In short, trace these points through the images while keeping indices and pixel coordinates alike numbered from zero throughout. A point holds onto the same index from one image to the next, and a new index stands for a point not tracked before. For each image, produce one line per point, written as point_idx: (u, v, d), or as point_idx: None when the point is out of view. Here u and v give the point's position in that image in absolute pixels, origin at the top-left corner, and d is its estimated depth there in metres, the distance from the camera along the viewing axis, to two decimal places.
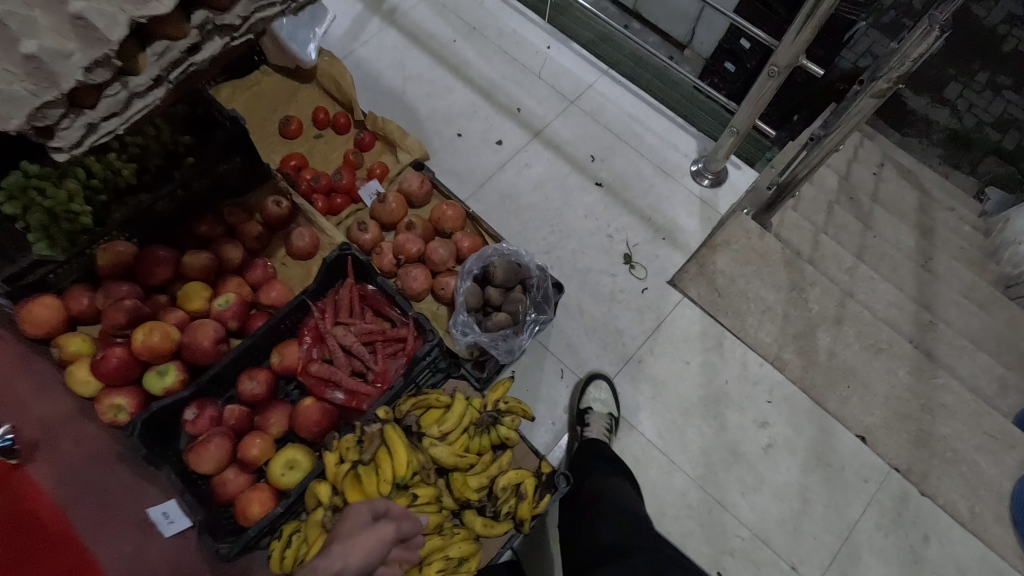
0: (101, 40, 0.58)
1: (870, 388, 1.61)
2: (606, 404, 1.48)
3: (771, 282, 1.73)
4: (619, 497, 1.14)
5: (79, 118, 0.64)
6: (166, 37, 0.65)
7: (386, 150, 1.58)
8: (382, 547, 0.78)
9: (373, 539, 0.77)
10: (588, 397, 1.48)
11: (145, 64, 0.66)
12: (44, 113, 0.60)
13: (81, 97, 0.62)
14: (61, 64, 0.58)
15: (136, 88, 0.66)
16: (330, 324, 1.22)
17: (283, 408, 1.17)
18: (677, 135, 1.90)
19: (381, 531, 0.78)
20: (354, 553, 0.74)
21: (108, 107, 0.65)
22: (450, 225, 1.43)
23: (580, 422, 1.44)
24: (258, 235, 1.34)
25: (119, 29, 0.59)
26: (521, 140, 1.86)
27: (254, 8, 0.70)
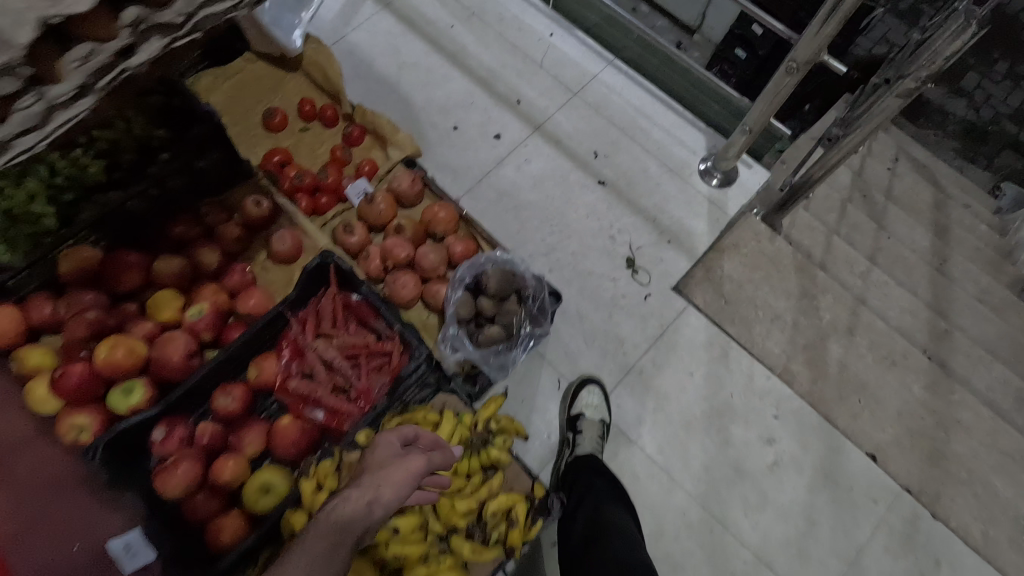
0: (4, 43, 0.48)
1: (882, 403, 1.54)
2: (599, 410, 1.42)
3: (781, 289, 1.64)
4: (623, 534, 1.03)
5: None
6: (91, 38, 0.57)
7: (376, 146, 1.49)
8: (413, 478, 0.79)
9: (404, 470, 0.78)
10: (579, 402, 1.43)
11: (66, 71, 0.57)
12: None
13: None
14: None
15: (55, 98, 0.57)
16: (311, 337, 1.15)
17: (258, 426, 1.10)
18: (685, 130, 1.80)
19: (412, 464, 0.80)
20: (387, 486, 0.75)
21: (21, 121, 0.56)
22: (442, 228, 1.35)
23: (572, 430, 1.39)
24: (237, 238, 1.25)
25: (27, 30, 0.49)
26: (521, 134, 1.76)
27: (197, 5, 0.63)
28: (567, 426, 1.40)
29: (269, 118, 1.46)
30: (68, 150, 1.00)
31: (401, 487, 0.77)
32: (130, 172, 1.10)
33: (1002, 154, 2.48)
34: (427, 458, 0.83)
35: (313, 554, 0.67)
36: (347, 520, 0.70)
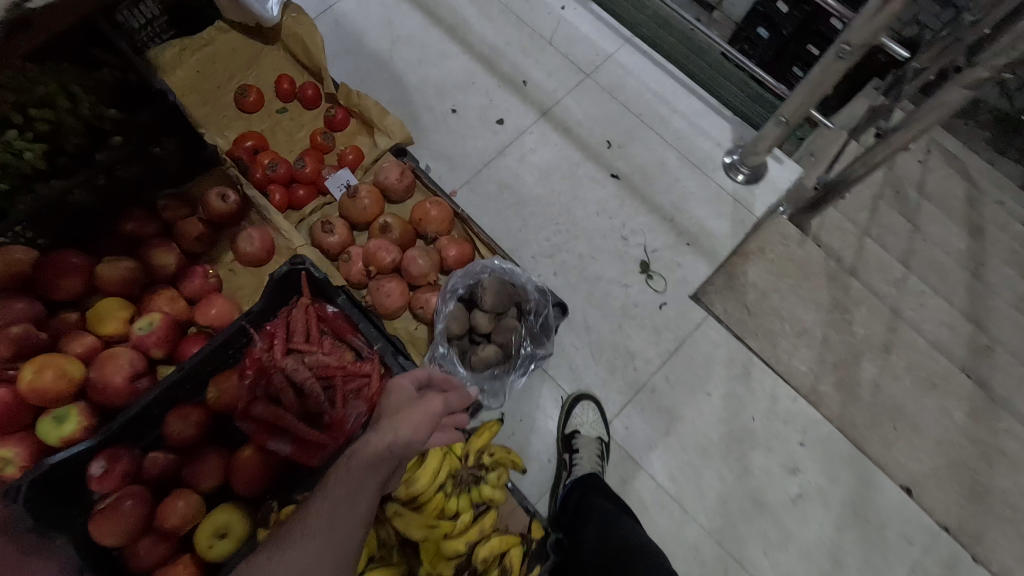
0: None
1: (919, 430, 1.39)
2: (594, 428, 1.31)
3: (810, 300, 1.48)
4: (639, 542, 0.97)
5: None
6: None
7: (362, 131, 1.32)
8: (432, 418, 0.71)
9: (422, 410, 0.70)
10: (573, 421, 1.31)
11: None
12: None
13: None
14: None
15: None
16: (280, 355, 0.99)
17: (215, 457, 0.96)
18: (708, 119, 1.62)
19: (427, 407, 0.71)
20: (404, 426, 0.67)
21: None
22: (434, 228, 1.19)
23: (567, 450, 1.27)
24: (198, 236, 1.10)
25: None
26: (526, 120, 1.58)
27: None
28: (562, 446, 1.29)
29: (242, 98, 1.29)
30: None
31: (419, 431, 0.68)
32: (76, 158, 0.94)
33: None
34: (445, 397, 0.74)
35: (337, 495, 0.61)
36: (368, 465, 0.63)
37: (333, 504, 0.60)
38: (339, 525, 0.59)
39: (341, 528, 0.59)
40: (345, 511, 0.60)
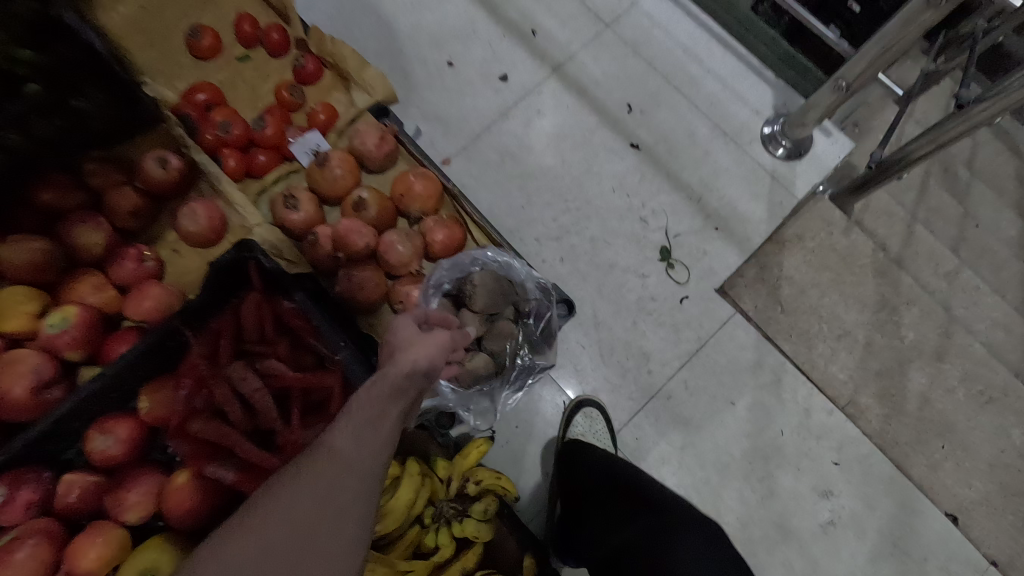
0: None
1: (970, 450, 1.22)
2: (599, 440, 1.15)
3: (853, 297, 1.29)
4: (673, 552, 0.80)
5: None
6: None
7: (338, 86, 1.11)
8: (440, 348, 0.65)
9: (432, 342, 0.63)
10: (574, 431, 1.15)
11: None
12: None
13: None
14: None
15: None
16: (224, 361, 0.83)
17: (144, 481, 0.80)
18: (747, 81, 1.38)
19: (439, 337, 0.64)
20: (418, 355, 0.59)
21: None
22: (418, 207, 1.00)
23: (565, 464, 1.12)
24: (133, 210, 0.91)
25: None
26: (534, 77, 1.36)
27: None
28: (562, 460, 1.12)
29: (194, 42, 1.08)
30: None
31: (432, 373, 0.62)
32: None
33: None
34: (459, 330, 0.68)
35: (357, 421, 0.51)
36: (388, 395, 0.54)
37: (356, 432, 0.50)
38: (364, 456, 0.49)
39: (368, 459, 0.49)
40: (369, 440, 0.50)
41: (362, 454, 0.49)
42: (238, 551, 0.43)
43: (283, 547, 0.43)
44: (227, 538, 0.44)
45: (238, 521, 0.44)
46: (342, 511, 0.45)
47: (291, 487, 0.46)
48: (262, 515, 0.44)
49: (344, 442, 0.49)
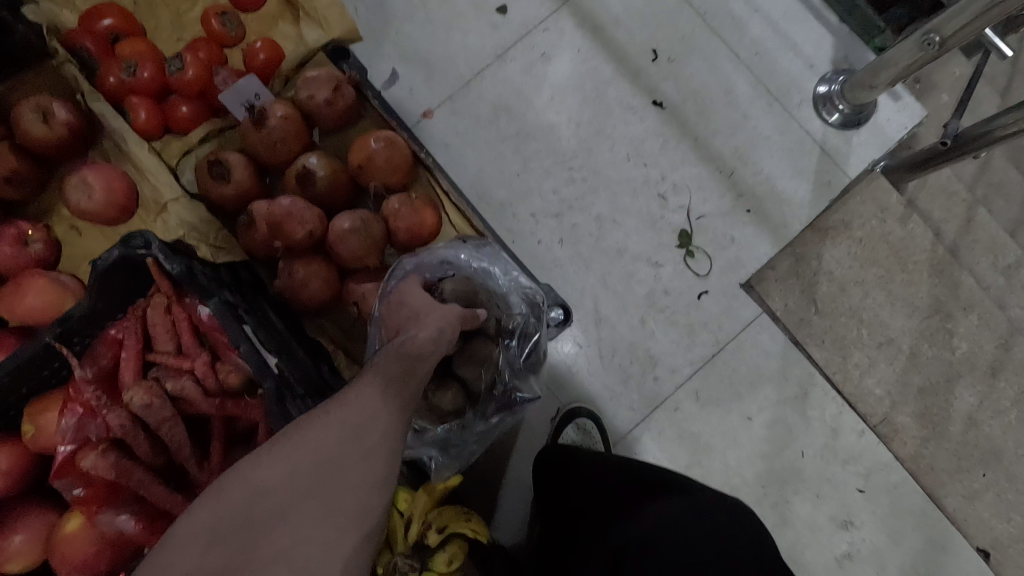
0: None
1: (1015, 481, 1.07)
2: None
3: (902, 299, 1.09)
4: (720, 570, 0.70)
5: None
6: None
7: (285, 15, 0.87)
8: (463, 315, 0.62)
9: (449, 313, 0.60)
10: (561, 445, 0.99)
11: None
12: None
13: None
14: None
15: None
16: (131, 378, 0.66)
17: (26, 524, 0.65)
18: (802, 26, 1.12)
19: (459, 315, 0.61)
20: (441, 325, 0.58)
21: None
22: (380, 182, 0.79)
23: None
24: (8, 174, 0.71)
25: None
26: (540, 10, 1.10)
27: None
28: None
29: None
30: None
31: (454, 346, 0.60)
32: None
33: None
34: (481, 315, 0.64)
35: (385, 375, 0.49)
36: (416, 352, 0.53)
37: (384, 381, 0.49)
38: (393, 403, 0.47)
39: (398, 406, 0.48)
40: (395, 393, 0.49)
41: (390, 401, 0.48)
42: (266, 475, 0.41)
43: (311, 478, 0.41)
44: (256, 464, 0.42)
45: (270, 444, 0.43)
46: (371, 450, 0.44)
47: (320, 419, 0.44)
48: (292, 443, 0.43)
49: (373, 390, 0.47)
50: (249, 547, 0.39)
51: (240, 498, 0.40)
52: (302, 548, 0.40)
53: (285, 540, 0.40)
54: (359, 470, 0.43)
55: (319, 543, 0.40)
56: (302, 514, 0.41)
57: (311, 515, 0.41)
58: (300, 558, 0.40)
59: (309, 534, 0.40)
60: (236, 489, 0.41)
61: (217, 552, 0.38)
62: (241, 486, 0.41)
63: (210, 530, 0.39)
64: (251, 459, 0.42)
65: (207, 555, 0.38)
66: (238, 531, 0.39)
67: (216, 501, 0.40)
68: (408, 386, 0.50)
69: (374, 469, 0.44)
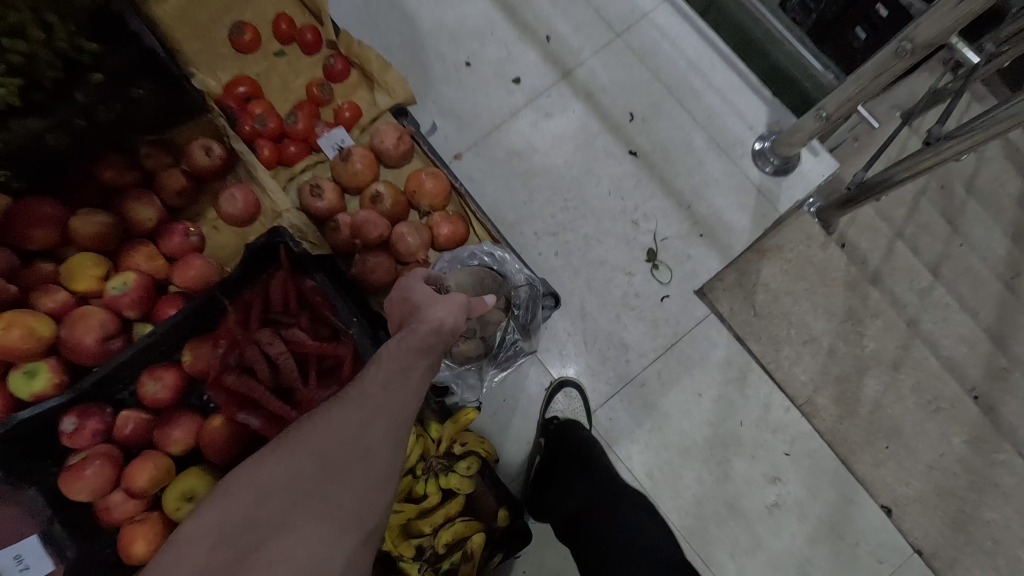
0: None
1: (913, 453, 1.34)
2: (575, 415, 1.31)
3: (823, 306, 1.40)
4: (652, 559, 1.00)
5: None
6: None
7: (362, 85, 1.22)
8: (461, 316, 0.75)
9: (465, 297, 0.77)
10: (553, 406, 1.30)
11: None
12: None
13: None
14: None
15: None
16: (256, 325, 0.97)
17: (186, 421, 0.96)
18: (744, 97, 1.47)
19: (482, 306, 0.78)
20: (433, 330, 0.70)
21: None
22: (428, 202, 1.12)
23: (542, 434, 1.29)
24: (180, 189, 1.05)
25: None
26: (545, 80, 1.46)
27: None
28: (540, 430, 1.29)
29: (237, 37, 1.19)
30: None
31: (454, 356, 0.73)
32: (55, 92, 0.88)
33: None
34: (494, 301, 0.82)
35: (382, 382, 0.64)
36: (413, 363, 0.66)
37: (381, 389, 0.63)
38: (385, 409, 0.62)
39: (389, 411, 0.62)
40: (392, 399, 0.63)
41: (385, 407, 0.62)
42: (273, 477, 0.57)
43: (306, 484, 0.57)
44: (265, 468, 0.58)
45: (279, 452, 0.59)
46: (362, 454, 0.59)
47: (321, 428, 0.60)
48: (296, 451, 0.58)
49: (367, 399, 0.62)
50: (259, 536, 0.54)
51: (252, 495, 0.56)
52: (303, 541, 0.55)
53: (289, 535, 0.55)
54: (350, 476, 0.58)
55: (321, 535, 0.55)
56: (303, 511, 0.56)
57: (308, 510, 0.56)
58: (302, 549, 0.54)
59: (308, 529, 0.55)
60: (249, 489, 0.56)
61: (235, 539, 0.54)
62: (251, 487, 0.56)
63: (226, 524, 0.55)
64: (263, 463, 0.58)
65: (226, 543, 0.53)
66: (253, 523, 0.55)
67: (231, 501, 0.56)
68: (400, 392, 0.64)
69: (368, 468, 0.59)
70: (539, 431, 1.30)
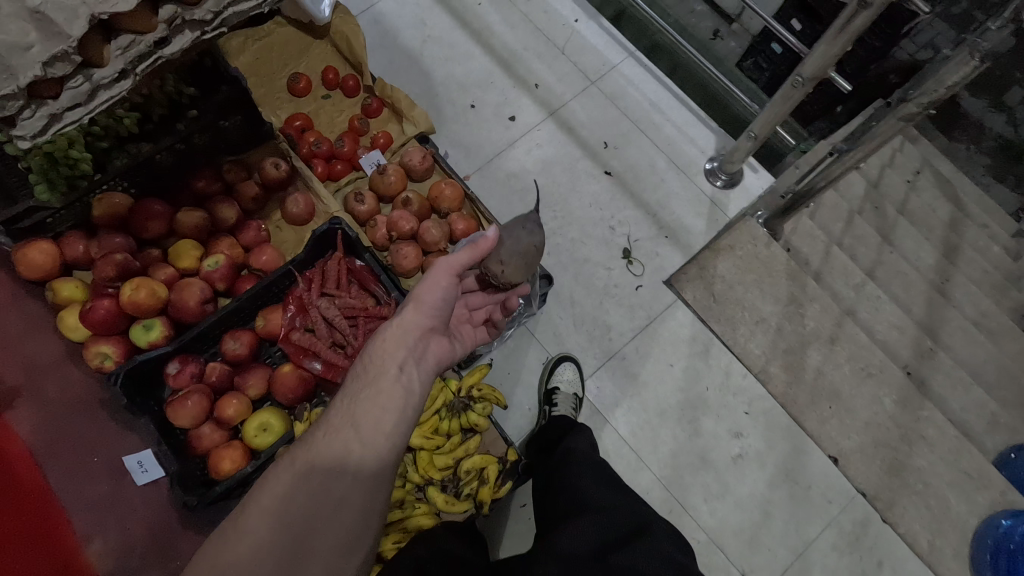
0: (61, 35, 0.63)
1: (851, 412, 1.61)
2: (572, 385, 1.51)
3: (769, 293, 1.69)
4: (593, 514, 1.01)
5: (41, 109, 0.68)
6: (131, 31, 0.69)
7: (392, 119, 1.55)
8: (431, 327, 0.91)
9: (451, 284, 0.91)
10: (555, 378, 1.52)
11: (110, 57, 0.70)
12: (3, 104, 0.65)
13: (42, 89, 0.66)
14: (18, 57, 0.62)
15: (99, 80, 0.70)
16: (316, 295, 1.23)
17: (262, 369, 1.21)
18: (696, 129, 1.83)
19: (462, 259, 0.94)
20: (401, 349, 0.85)
21: (71, 98, 0.69)
22: (447, 205, 1.42)
23: (548, 403, 1.48)
24: (254, 196, 1.35)
25: (79, 23, 0.63)
26: (535, 118, 1.81)
27: (225, 4, 0.74)
28: (544, 399, 1.50)
29: (294, 84, 1.52)
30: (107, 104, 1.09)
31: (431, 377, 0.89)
32: (161, 124, 1.21)
33: None
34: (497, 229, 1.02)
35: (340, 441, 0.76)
36: (379, 404, 0.79)
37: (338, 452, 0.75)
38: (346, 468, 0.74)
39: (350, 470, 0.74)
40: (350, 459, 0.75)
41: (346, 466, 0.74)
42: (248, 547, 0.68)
43: (285, 545, 0.69)
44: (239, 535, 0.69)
45: (250, 521, 0.70)
46: (328, 518, 0.72)
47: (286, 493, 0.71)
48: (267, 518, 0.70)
49: (326, 460, 0.74)
50: None
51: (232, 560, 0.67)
52: None
53: None
54: (322, 536, 0.71)
55: None
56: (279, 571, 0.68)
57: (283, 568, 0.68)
58: None
59: None
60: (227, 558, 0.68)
61: None
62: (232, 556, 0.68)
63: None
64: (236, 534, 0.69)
65: None
66: None
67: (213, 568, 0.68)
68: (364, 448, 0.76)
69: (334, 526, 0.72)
70: (542, 401, 1.52)
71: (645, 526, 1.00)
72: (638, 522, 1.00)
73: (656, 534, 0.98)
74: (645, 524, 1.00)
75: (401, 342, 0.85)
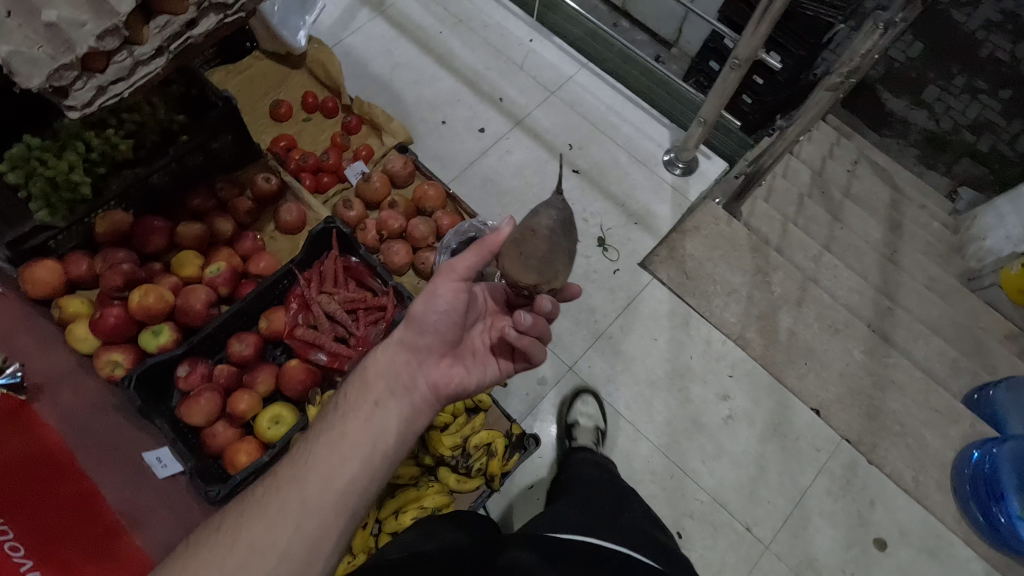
0: (111, 12, 0.78)
1: (826, 365, 1.72)
2: (592, 418, 1.54)
3: (737, 266, 1.82)
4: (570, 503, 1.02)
5: (90, 82, 0.83)
6: (166, 12, 0.85)
7: (372, 134, 1.67)
8: (436, 350, 0.92)
9: (453, 292, 0.91)
10: (576, 412, 1.55)
11: (149, 36, 0.85)
12: (62, 74, 0.79)
13: (92, 62, 0.81)
14: (75, 32, 0.76)
15: (139, 56, 0.85)
16: (315, 292, 1.29)
17: (269, 368, 1.25)
18: (650, 127, 2.00)
19: (467, 261, 0.93)
20: (382, 382, 0.86)
21: (116, 71, 0.84)
22: (431, 204, 1.52)
23: (568, 436, 1.49)
24: (248, 210, 1.40)
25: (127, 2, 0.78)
26: (503, 127, 1.94)
27: None
28: (563, 432, 1.52)
29: (275, 110, 1.62)
30: (103, 130, 1.17)
31: (417, 414, 0.87)
32: (154, 150, 1.29)
33: (959, 160, 2.68)
34: (512, 220, 0.95)
35: (283, 496, 0.75)
36: (338, 452, 0.78)
37: (268, 523, 0.73)
38: (279, 534, 0.72)
39: (286, 536, 0.72)
40: (283, 530, 0.72)
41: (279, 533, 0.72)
42: None
43: None
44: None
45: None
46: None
47: (218, 559, 0.70)
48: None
49: (258, 528, 0.72)
50: None
51: None
52: None
53: None
54: None
55: None
56: None
57: None
58: None
59: None
60: None
61: None
62: None
63: None
64: None
65: None
66: None
67: None
68: (305, 518, 0.73)
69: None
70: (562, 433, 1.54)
71: (620, 507, 1.01)
72: (615, 504, 1.02)
73: (634, 515, 0.99)
74: (622, 506, 1.02)
75: (384, 373, 0.87)
